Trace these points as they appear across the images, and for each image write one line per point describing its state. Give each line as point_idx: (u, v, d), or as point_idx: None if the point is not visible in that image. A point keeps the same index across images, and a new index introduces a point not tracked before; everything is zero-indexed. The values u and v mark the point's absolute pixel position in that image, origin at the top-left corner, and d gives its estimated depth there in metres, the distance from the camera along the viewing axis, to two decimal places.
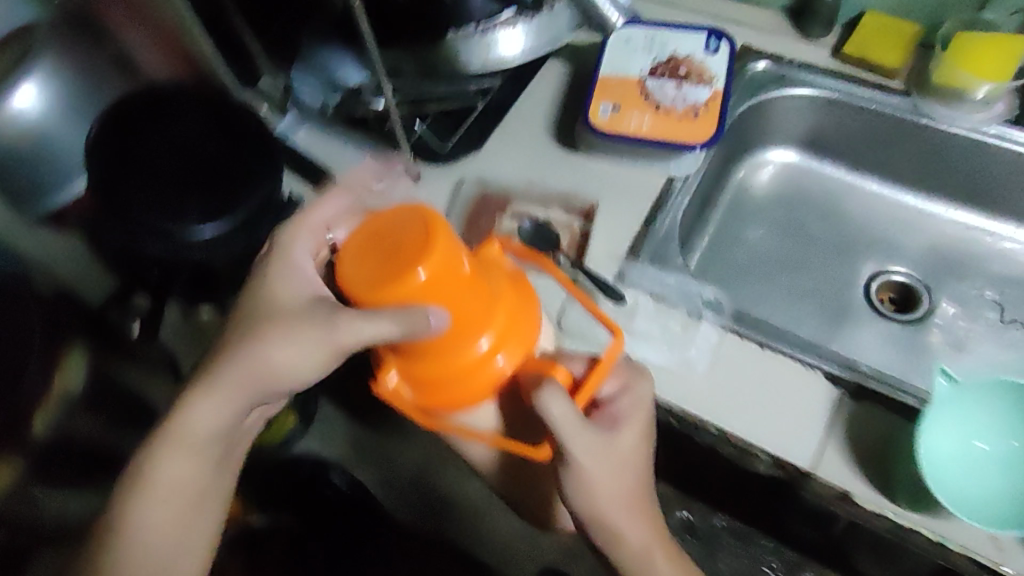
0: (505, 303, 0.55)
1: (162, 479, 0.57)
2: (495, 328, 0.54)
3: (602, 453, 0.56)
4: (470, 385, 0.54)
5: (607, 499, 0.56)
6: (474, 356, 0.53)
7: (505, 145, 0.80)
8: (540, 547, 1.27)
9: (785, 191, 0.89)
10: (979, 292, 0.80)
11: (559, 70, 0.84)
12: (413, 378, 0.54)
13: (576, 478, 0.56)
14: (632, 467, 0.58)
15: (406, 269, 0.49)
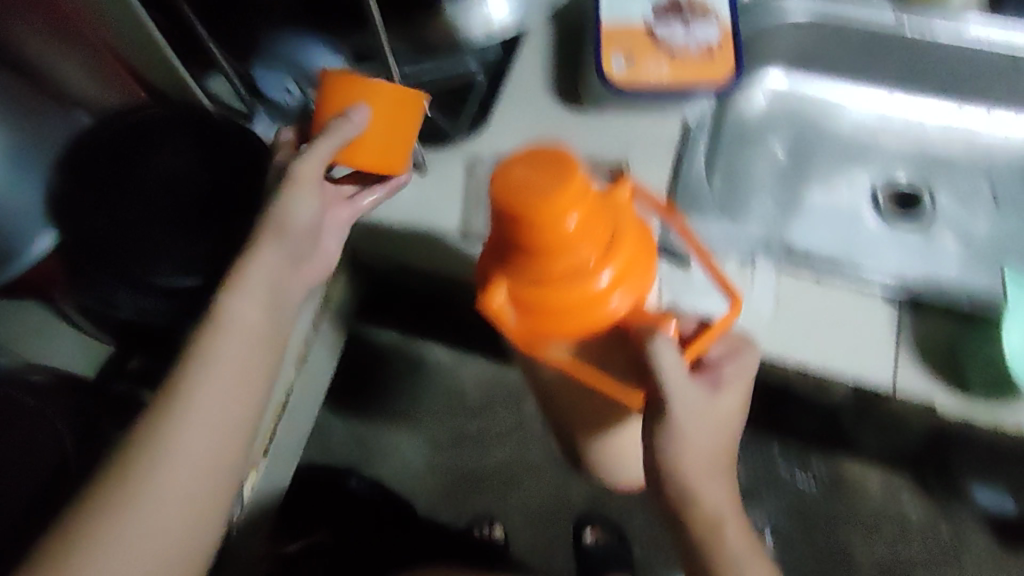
0: (631, 243, 0.49)
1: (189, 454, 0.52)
2: (619, 264, 0.48)
3: (704, 412, 0.51)
4: (578, 318, 0.48)
5: (700, 450, 0.51)
6: (590, 286, 0.47)
7: (511, 111, 0.75)
8: (570, 496, 1.30)
9: (780, 112, 0.89)
10: (974, 183, 0.85)
11: (546, 23, 0.79)
12: (516, 299, 0.48)
13: (672, 439, 0.50)
14: (725, 427, 0.53)
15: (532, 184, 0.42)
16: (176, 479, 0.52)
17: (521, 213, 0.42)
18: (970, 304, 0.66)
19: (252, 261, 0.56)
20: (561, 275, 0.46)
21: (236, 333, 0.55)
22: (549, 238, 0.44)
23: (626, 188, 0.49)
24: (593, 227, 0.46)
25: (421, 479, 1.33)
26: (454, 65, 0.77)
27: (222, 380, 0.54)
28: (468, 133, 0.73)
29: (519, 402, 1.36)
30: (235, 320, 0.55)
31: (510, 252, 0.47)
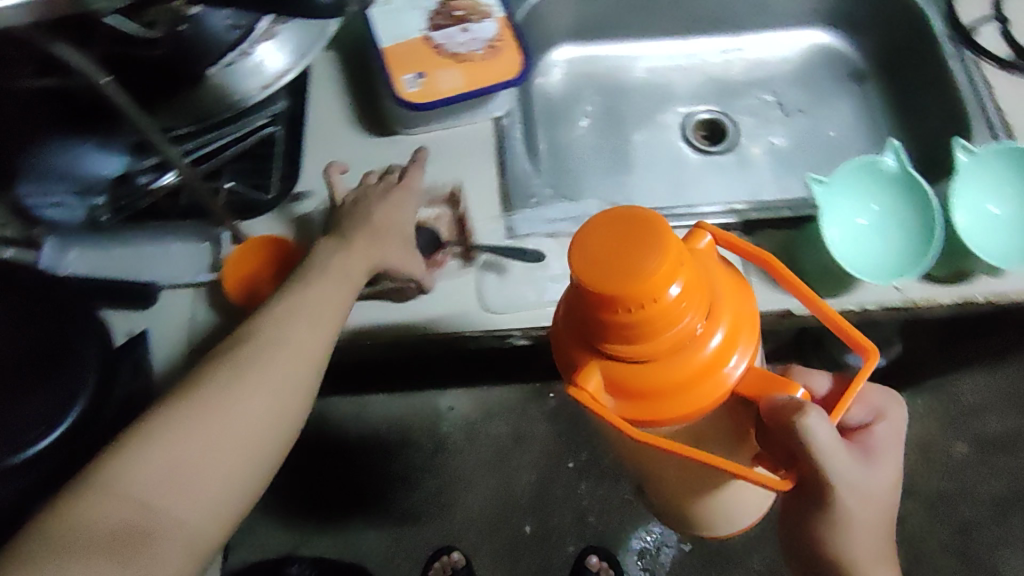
0: (733, 303, 0.46)
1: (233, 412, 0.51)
2: (725, 328, 0.45)
3: (863, 480, 0.54)
4: (691, 398, 0.45)
5: (867, 534, 0.57)
6: (701, 357, 0.44)
7: (323, 160, 0.72)
8: (516, 493, 1.28)
9: (581, 80, 0.92)
10: (761, 99, 0.92)
11: (327, 62, 0.77)
12: (614, 382, 0.44)
13: (845, 517, 0.55)
14: (885, 494, 0.56)
15: (627, 261, 0.38)
16: (238, 421, 0.51)
17: (622, 296, 0.38)
18: (793, 210, 0.72)
19: (351, 248, 0.62)
20: (669, 352, 0.43)
21: (329, 285, 0.58)
22: (655, 314, 0.40)
23: (702, 239, 0.48)
24: (694, 295, 0.42)
25: (362, 539, 1.25)
26: (241, 121, 0.68)
27: (303, 338, 0.55)
28: (274, 196, 0.68)
29: (436, 424, 1.32)
30: (323, 280, 0.59)
31: (607, 336, 0.42)
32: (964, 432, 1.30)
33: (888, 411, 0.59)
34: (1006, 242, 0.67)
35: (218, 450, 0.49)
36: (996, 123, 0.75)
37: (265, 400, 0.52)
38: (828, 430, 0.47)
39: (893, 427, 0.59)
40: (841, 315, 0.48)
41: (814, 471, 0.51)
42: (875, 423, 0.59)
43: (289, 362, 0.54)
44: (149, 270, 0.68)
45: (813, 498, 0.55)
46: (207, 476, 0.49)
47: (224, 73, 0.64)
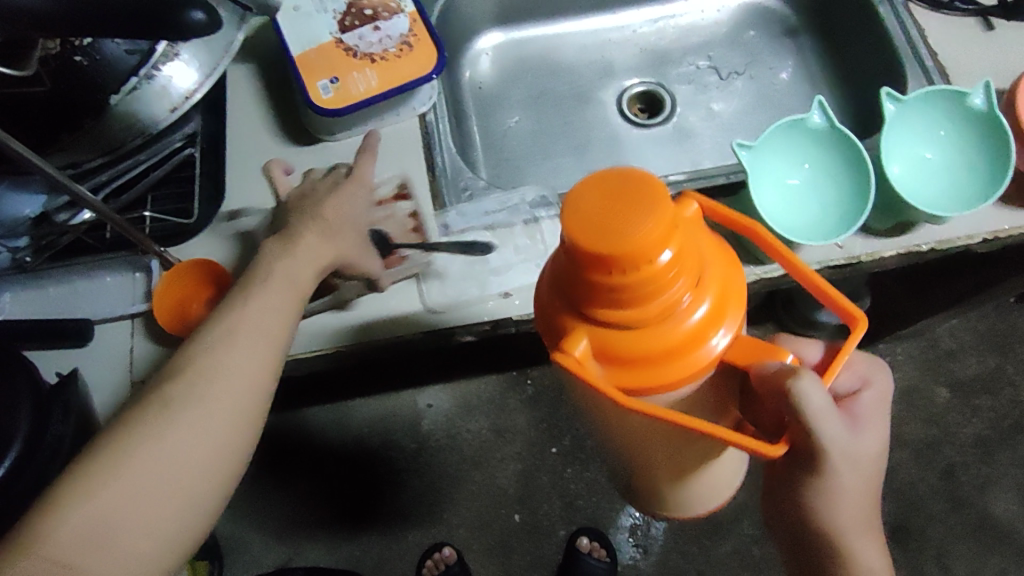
0: (720, 268, 0.45)
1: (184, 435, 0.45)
2: (713, 294, 0.43)
3: (855, 448, 0.50)
4: (678, 366, 0.43)
5: (853, 509, 0.54)
6: (690, 323, 0.42)
7: (247, 175, 0.71)
8: (501, 484, 1.29)
9: (511, 66, 0.90)
10: (696, 65, 0.90)
11: (243, 74, 0.76)
12: (600, 350, 0.42)
13: (829, 488, 0.52)
14: (876, 466, 0.53)
15: (622, 220, 0.36)
16: (190, 446, 0.45)
17: (615, 256, 0.36)
18: (728, 177, 0.71)
19: (297, 244, 0.56)
20: (658, 319, 0.41)
21: (273, 289, 0.52)
22: (646, 278, 0.38)
23: (690, 205, 0.44)
24: (686, 260, 0.40)
25: (356, 544, 1.25)
26: (153, 147, 0.67)
27: (244, 346, 0.49)
28: (196, 219, 0.67)
29: (416, 424, 1.32)
30: (264, 283, 0.52)
31: (596, 300, 0.40)
32: (944, 377, 1.30)
33: (874, 376, 0.55)
34: (939, 188, 0.65)
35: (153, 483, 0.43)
36: (930, 65, 0.73)
37: (205, 425, 0.46)
38: (822, 396, 0.45)
39: (878, 389, 0.54)
40: (829, 282, 0.45)
41: (806, 438, 0.48)
42: (863, 389, 0.55)
43: (228, 379, 0.48)
44: (83, 306, 0.67)
45: (801, 466, 0.52)
46: (145, 514, 0.43)
47: (128, 99, 0.61)
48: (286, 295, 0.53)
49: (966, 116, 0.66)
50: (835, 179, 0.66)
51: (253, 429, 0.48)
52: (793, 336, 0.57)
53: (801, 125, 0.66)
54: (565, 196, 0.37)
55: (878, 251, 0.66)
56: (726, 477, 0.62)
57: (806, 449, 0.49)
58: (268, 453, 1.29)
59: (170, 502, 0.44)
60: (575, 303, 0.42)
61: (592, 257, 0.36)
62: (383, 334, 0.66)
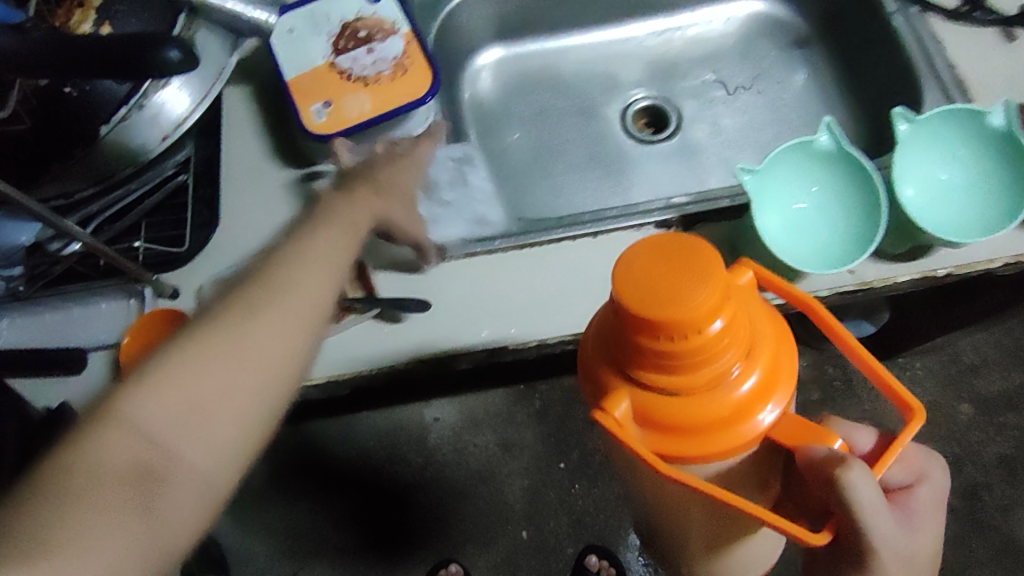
0: (773, 341, 0.42)
1: (263, 336, 0.40)
2: (765, 366, 0.41)
3: (906, 548, 0.47)
4: (721, 437, 0.40)
5: None
6: (739, 396, 0.40)
7: (241, 199, 0.70)
8: (507, 501, 1.27)
9: (512, 82, 0.89)
10: (702, 79, 0.88)
11: (238, 96, 0.75)
12: (643, 415, 0.40)
13: None
14: (922, 567, 0.49)
15: (671, 286, 0.35)
16: (269, 351, 0.40)
17: (661, 323, 0.35)
18: (732, 199, 0.68)
19: (357, 197, 0.52)
20: (704, 388, 0.39)
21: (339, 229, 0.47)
22: (695, 347, 0.36)
23: (743, 273, 0.43)
24: (738, 330, 0.38)
25: (361, 559, 1.24)
26: (145, 175, 0.67)
27: (323, 261, 0.44)
28: (187, 248, 0.67)
29: (422, 436, 1.31)
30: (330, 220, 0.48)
31: (640, 363, 0.38)
32: (966, 393, 1.26)
33: (929, 472, 0.53)
34: (960, 209, 0.62)
35: (238, 390, 0.39)
36: (948, 80, 0.70)
37: (286, 327, 0.41)
38: (873, 491, 0.41)
39: (934, 486, 0.52)
40: (885, 367, 0.44)
41: (857, 538, 0.44)
42: (917, 486, 0.52)
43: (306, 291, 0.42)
44: (79, 333, 0.66)
45: (844, 563, 0.47)
46: (229, 406, 0.38)
47: (118, 129, 0.60)
48: (355, 231, 0.48)
49: (986, 138, 0.62)
50: (847, 205, 0.63)
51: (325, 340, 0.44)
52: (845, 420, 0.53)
53: (813, 147, 0.63)
54: (618, 257, 0.37)
55: (886, 279, 0.63)
56: (759, 558, 0.57)
57: (852, 549, 0.46)
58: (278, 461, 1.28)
59: (247, 412, 0.39)
60: (619, 359, 0.40)
61: (642, 323, 0.35)
62: (374, 365, 0.64)
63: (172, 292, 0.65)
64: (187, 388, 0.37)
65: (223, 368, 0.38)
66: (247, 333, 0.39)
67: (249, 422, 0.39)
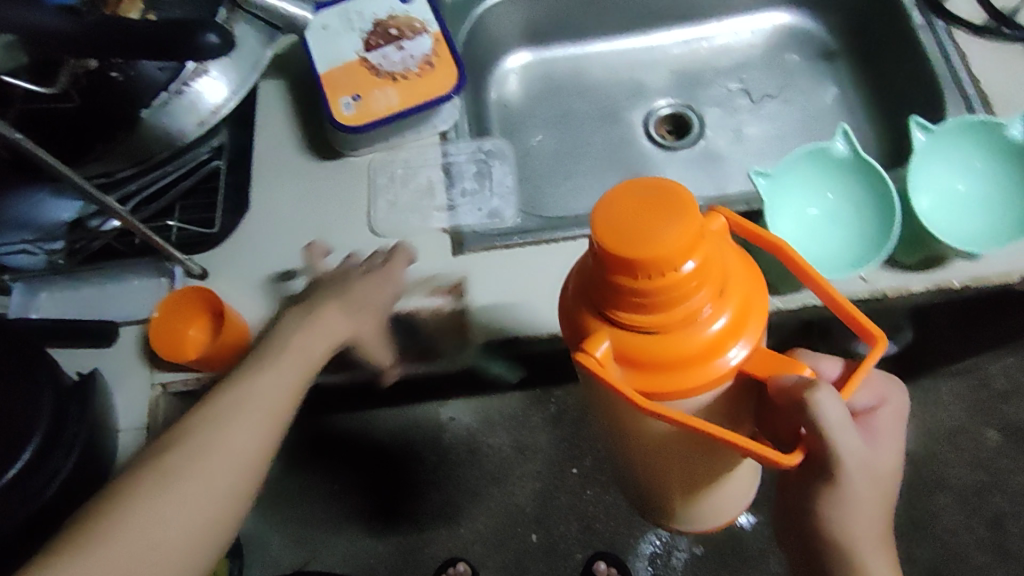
0: (746, 279, 0.44)
1: (218, 465, 0.50)
2: (738, 304, 0.42)
3: (871, 459, 0.51)
4: (696, 374, 0.42)
5: (867, 522, 0.53)
6: (714, 333, 0.41)
7: (271, 187, 0.73)
8: (519, 503, 1.28)
9: (539, 85, 0.91)
10: (726, 88, 0.89)
11: (273, 89, 0.78)
12: (623, 355, 0.42)
13: (842, 500, 0.51)
14: (888, 481, 0.53)
15: (647, 229, 0.36)
16: (220, 475, 0.49)
17: (639, 264, 0.36)
18: (748, 205, 0.68)
19: (317, 317, 0.58)
20: (681, 326, 0.40)
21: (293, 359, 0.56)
22: (670, 286, 0.38)
23: (716, 219, 0.44)
24: (712, 269, 0.40)
25: (373, 552, 1.26)
26: (180, 160, 0.70)
27: (285, 371, 0.55)
28: (218, 230, 0.70)
29: (439, 435, 1.32)
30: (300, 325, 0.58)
31: (619, 304, 0.40)
32: (996, 419, 1.23)
33: (889, 395, 0.56)
34: (974, 221, 0.63)
35: (202, 488, 0.49)
36: (970, 93, 0.70)
37: (238, 446, 0.51)
38: (836, 406, 0.45)
39: (895, 403, 0.56)
40: (852, 304, 0.46)
41: (822, 448, 0.48)
42: (880, 407, 0.55)
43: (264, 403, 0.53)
44: (111, 308, 0.70)
45: (816, 475, 0.51)
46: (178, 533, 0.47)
47: (159, 112, 0.64)
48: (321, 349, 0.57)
49: (1003, 150, 0.62)
50: (861, 212, 0.63)
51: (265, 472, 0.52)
52: (812, 353, 0.57)
53: (827, 154, 0.64)
54: (597, 202, 0.38)
55: (903, 287, 0.62)
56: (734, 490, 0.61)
57: (822, 460, 0.49)
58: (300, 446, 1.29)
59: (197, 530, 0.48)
60: (598, 302, 0.41)
61: (615, 262, 0.37)
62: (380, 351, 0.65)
63: (202, 271, 0.69)
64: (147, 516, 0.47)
65: (178, 501, 0.48)
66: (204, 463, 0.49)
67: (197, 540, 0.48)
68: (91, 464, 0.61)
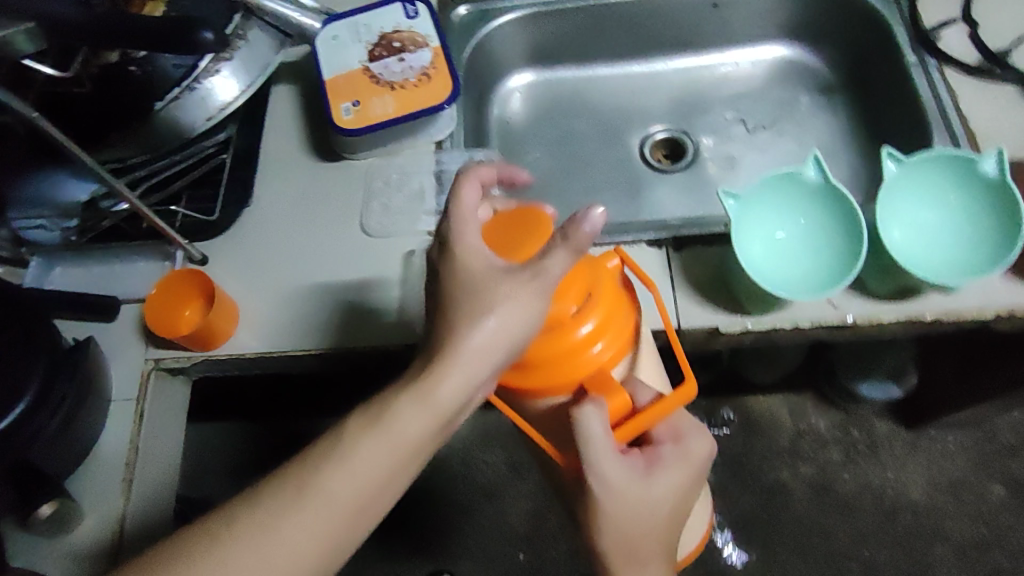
0: (610, 305, 0.56)
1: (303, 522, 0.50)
2: (598, 318, 0.54)
3: (635, 489, 0.57)
4: (551, 369, 0.54)
5: (625, 540, 0.59)
6: (568, 337, 0.54)
7: (273, 185, 0.78)
8: (510, 520, 1.29)
9: (542, 106, 0.94)
10: (723, 117, 0.90)
11: (285, 94, 0.83)
12: None
13: (604, 516, 0.58)
14: (659, 514, 0.59)
15: (511, 241, 0.54)
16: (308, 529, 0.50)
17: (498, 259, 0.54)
18: (726, 225, 0.71)
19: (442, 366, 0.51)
20: (537, 324, 0.54)
21: (391, 453, 0.51)
22: None
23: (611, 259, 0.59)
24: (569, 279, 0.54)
25: (361, 558, 1.27)
26: (189, 150, 0.75)
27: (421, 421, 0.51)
28: (217, 218, 0.75)
29: (435, 446, 1.34)
30: (414, 400, 0.51)
31: None
32: (1002, 474, 1.22)
33: (687, 437, 0.62)
34: (944, 251, 0.62)
35: (331, 512, 0.50)
36: (960, 133, 0.71)
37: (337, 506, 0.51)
38: (606, 426, 0.53)
39: (698, 449, 0.62)
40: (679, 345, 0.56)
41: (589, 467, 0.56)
42: (671, 444, 0.62)
43: (341, 494, 0.51)
44: (117, 285, 0.75)
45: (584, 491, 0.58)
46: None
47: (172, 106, 0.69)
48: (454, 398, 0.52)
49: (979, 184, 0.62)
50: (832, 237, 0.63)
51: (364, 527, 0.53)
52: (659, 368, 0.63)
53: (802, 179, 0.64)
54: (492, 220, 0.57)
55: (872, 315, 0.65)
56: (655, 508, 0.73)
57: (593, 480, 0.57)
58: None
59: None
60: None
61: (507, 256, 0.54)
62: (360, 343, 0.69)
63: (200, 257, 0.74)
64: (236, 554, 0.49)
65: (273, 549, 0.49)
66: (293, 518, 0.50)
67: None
68: (74, 427, 0.65)
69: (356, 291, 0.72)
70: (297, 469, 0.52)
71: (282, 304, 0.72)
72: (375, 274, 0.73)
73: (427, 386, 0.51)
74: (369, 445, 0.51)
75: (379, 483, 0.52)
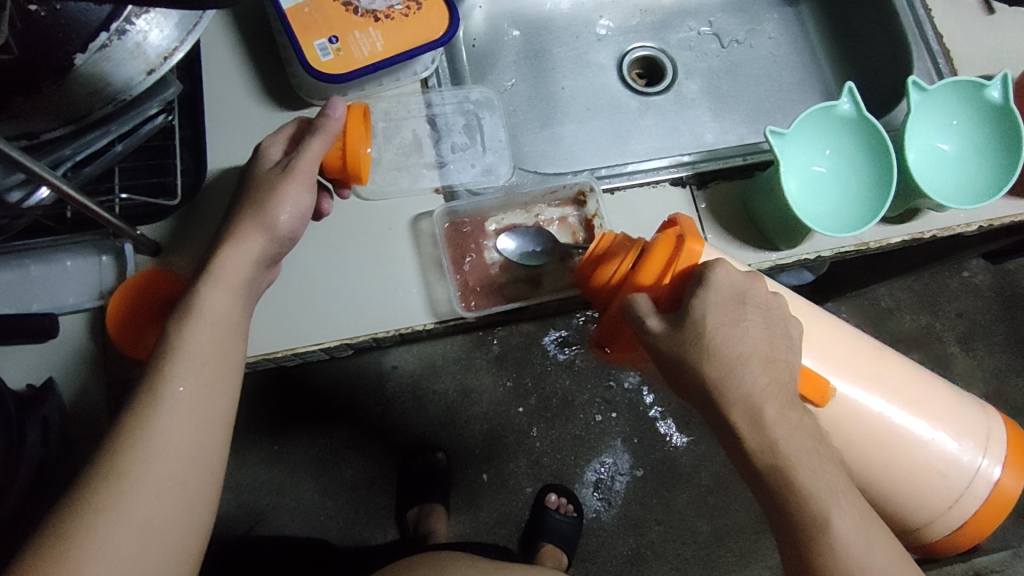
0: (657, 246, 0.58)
1: (156, 440, 0.47)
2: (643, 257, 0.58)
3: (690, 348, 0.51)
4: None
5: (741, 402, 0.51)
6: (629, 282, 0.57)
7: (229, 147, 0.64)
8: (470, 446, 1.28)
9: (508, 22, 0.84)
10: (697, 31, 0.87)
11: (217, 25, 0.66)
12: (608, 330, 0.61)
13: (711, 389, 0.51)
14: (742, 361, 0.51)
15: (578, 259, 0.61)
16: (168, 441, 0.48)
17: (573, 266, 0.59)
18: (743, 159, 0.70)
19: (236, 241, 0.54)
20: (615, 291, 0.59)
21: (207, 324, 0.51)
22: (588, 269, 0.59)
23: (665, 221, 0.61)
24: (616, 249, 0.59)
25: (323, 508, 1.22)
26: (125, 117, 0.56)
27: (221, 301, 0.52)
28: (179, 200, 0.60)
29: (381, 385, 1.28)
30: (213, 283, 0.53)
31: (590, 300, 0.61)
32: (889, 332, 1.39)
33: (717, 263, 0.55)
34: (952, 177, 0.65)
35: (177, 417, 0.48)
36: (936, 49, 0.73)
37: (179, 409, 0.49)
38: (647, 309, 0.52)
39: (732, 277, 0.53)
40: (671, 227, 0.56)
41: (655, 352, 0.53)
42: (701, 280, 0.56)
43: (214, 317, 0.52)
44: (40, 296, 0.59)
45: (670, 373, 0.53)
46: (146, 501, 0.46)
47: (96, 59, 0.50)
48: (245, 289, 0.54)
49: (981, 111, 0.65)
50: (858, 171, 0.64)
51: (222, 434, 0.51)
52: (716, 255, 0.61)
53: (835, 113, 0.64)
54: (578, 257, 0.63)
55: (882, 238, 0.68)
56: (919, 463, 0.59)
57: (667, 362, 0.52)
58: (260, 390, 1.25)
59: (156, 506, 0.46)
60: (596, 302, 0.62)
61: (348, 174, 0.58)
62: (382, 328, 0.61)
63: (154, 246, 0.59)
64: (119, 494, 0.45)
65: (146, 469, 0.46)
66: (144, 439, 0.47)
67: (158, 507, 0.46)
68: None
69: (371, 264, 0.63)
70: (138, 382, 0.50)
71: (280, 287, 0.61)
72: (383, 246, 0.63)
73: (219, 266, 0.53)
74: (180, 327, 0.51)
75: (226, 355, 0.52)
